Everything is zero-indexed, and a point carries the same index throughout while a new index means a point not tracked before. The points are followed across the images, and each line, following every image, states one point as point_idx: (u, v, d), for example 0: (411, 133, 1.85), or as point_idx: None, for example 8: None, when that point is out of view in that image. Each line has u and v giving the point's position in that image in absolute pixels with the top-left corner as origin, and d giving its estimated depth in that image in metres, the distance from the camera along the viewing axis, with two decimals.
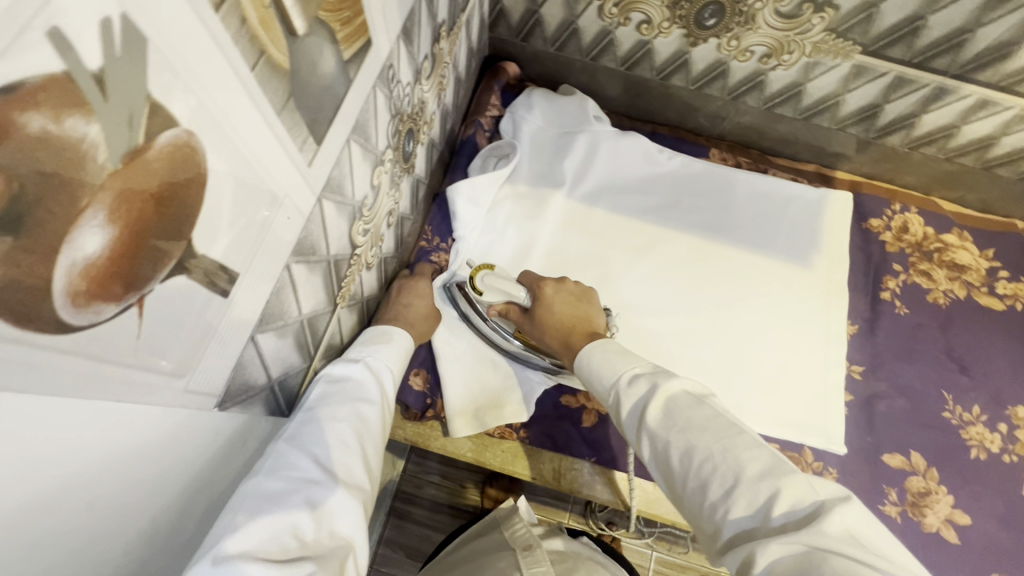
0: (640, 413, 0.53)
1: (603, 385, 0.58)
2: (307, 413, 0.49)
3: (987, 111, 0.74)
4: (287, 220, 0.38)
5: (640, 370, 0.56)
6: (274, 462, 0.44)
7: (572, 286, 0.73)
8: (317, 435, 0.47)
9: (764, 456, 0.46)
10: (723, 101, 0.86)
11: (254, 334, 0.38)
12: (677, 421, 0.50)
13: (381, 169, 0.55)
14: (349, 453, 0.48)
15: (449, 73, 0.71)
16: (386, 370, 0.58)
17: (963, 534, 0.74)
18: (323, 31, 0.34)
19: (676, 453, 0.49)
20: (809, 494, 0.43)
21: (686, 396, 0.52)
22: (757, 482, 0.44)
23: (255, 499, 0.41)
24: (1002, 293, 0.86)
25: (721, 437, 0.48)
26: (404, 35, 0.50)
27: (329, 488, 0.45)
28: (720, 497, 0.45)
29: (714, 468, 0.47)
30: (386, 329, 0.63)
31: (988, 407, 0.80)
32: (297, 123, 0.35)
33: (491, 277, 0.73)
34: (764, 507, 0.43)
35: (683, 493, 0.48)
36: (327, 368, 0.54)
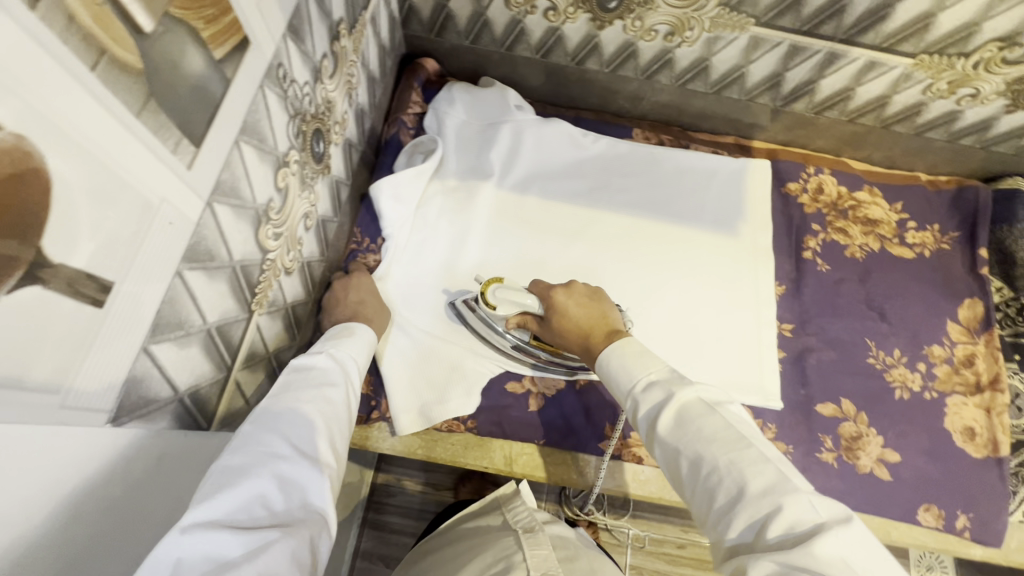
0: (652, 422, 0.53)
1: (621, 388, 0.57)
2: (273, 397, 0.51)
3: (877, 72, 0.79)
4: (171, 226, 0.37)
5: (657, 375, 0.55)
6: (241, 440, 0.46)
7: (582, 288, 0.71)
8: (282, 416, 0.49)
9: (768, 473, 0.45)
10: (639, 81, 0.89)
11: (148, 344, 0.37)
12: (687, 432, 0.50)
13: (286, 171, 0.54)
14: (317, 432, 0.50)
15: (359, 72, 0.71)
16: (353, 362, 0.61)
17: (895, 470, 0.79)
18: (181, 28, 0.34)
19: (686, 462, 0.50)
20: (807, 515, 0.42)
21: (700, 406, 0.51)
22: (760, 497, 0.44)
23: (222, 475, 0.43)
24: (912, 242, 0.92)
25: (728, 451, 0.47)
26: (291, 32, 0.49)
27: (296, 462, 0.47)
28: (724, 508, 0.46)
29: (719, 480, 0.47)
30: (351, 325, 0.65)
31: (907, 350, 0.86)
32: (164, 125, 0.34)
33: (503, 291, 0.71)
34: (764, 522, 0.43)
35: (692, 500, 0.50)
36: (293, 361, 0.57)
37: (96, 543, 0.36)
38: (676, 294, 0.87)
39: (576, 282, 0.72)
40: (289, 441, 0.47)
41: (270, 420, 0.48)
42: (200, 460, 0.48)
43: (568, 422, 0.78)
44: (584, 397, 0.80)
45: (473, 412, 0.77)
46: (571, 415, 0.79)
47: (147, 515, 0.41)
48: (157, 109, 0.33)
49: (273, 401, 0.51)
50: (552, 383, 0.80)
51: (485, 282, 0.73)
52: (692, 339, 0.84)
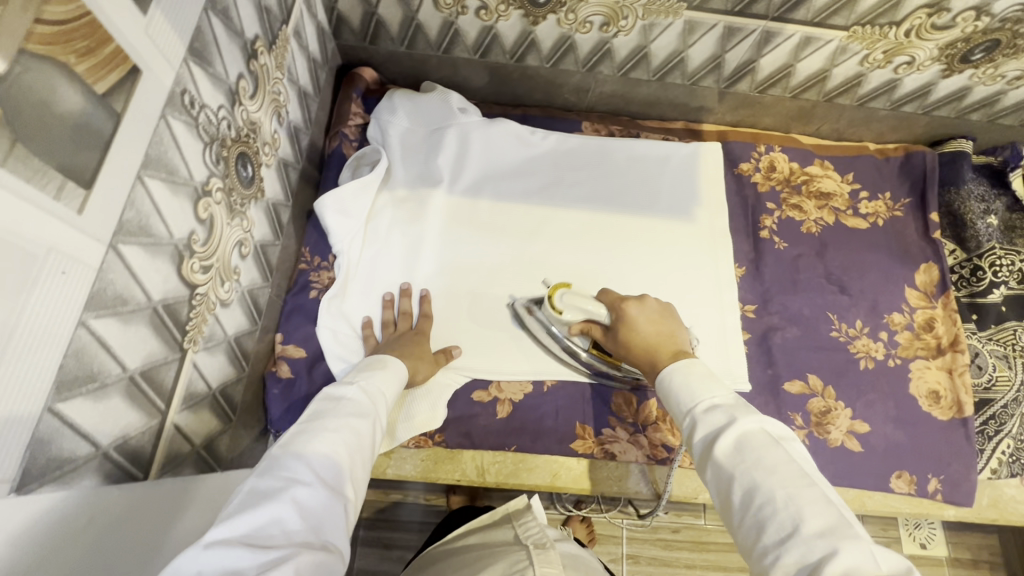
0: (709, 445, 0.50)
1: (680, 410, 0.54)
2: (304, 422, 0.50)
3: (814, 47, 0.78)
4: (64, 274, 0.35)
5: (722, 399, 0.52)
6: (271, 463, 0.45)
7: (653, 305, 0.69)
8: (312, 440, 0.47)
9: (828, 515, 0.42)
10: (581, 74, 0.87)
11: (52, 404, 0.35)
12: (748, 460, 0.46)
13: (208, 201, 0.51)
14: (342, 461, 0.48)
15: (287, 88, 0.69)
16: (383, 393, 0.59)
17: (865, 441, 0.80)
18: (45, 67, 0.32)
19: (737, 490, 0.46)
20: (868, 565, 0.38)
21: (762, 436, 0.48)
22: (814, 538, 0.41)
23: (249, 498, 0.42)
24: (865, 212, 0.92)
25: (787, 485, 0.44)
26: (193, 56, 0.47)
27: (317, 489, 0.44)
28: (774, 543, 0.42)
29: (772, 514, 0.43)
30: (382, 359, 0.65)
31: (869, 320, 0.86)
32: (38, 170, 0.32)
33: (570, 297, 0.71)
34: (817, 563, 0.40)
35: (738, 530, 0.46)
36: (325, 391, 0.55)
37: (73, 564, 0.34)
38: (638, 285, 0.86)
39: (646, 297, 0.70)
40: (313, 466, 0.46)
41: (300, 443, 0.47)
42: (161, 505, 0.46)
43: (538, 425, 0.77)
44: (553, 397, 0.79)
45: (440, 425, 0.75)
46: (542, 417, 0.78)
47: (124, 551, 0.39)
48: (26, 154, 0.31)
49: (303, 424, 0.49)
50: (519, 387, 0.79)
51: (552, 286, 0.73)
52: None
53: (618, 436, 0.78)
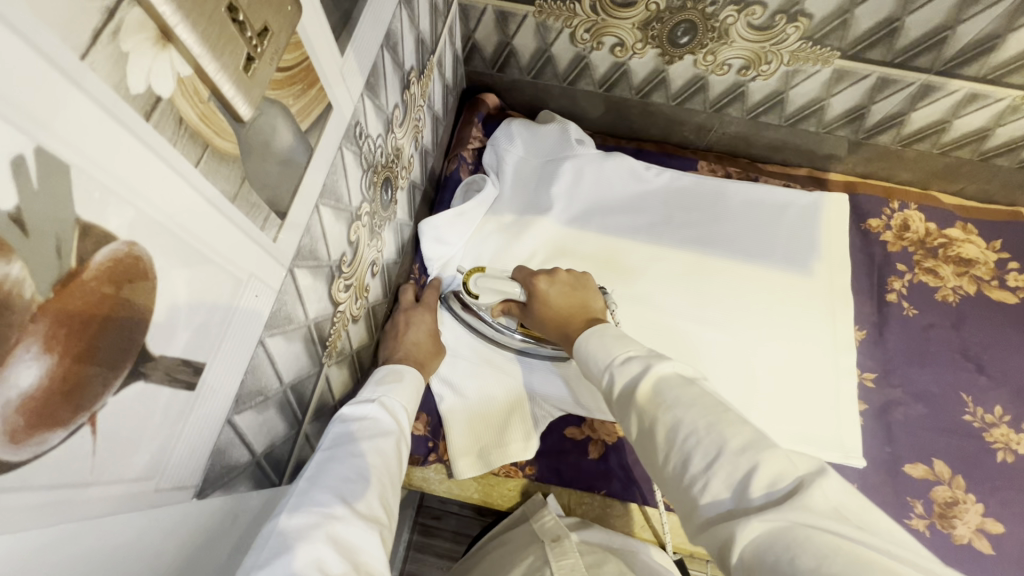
0: (631, 395, 0.47)
1: (596, 366, 0.52)
2: (324, 453, 0.50)
3: (978, 104, 0.72)
4: (255, 298, 0.37)
5: (634, 352, 0.50)
6: (298, 498, 0.45)
7: (566, 275, 0.68)
8: (337, 472, 0.48)
9: (748, 432, 0.40)
10: (707, 114, 0.85)
11: (231, 416, 0.38)
12: (665, 399, 0.44)
13: (358, 224, 0.54)
14: (369, 488, 0.48)
15: (425, 115, 0.71)
16: (400, 411, 0.59)
17: (998, 544, 0.71)
18: (274, 108, 0.34)
19: (662, 429, 0.43)
20: (789, 470, 0.37)
21: (677, 377, 0.46)
22: (738, 455, 0.39)
23: (278, 538, 0.41)
24: (1014, 286, 0.83)
25: (707, 410, 0.42)
26: (368, 90, 0.49)
27: (351, 520, 0.44)
28: (700, 471, 0.39)
29: (696, 441, 0.41)
30: (398, 368, 0.65)
31: (1011, 407, 0.77)
32: (255, 204, 0.34)
33: (484, 279, 0.75)
34: (744, 483, 0.37)
35: (666, 472, 0.42)
36: (342, 413, 0.56)
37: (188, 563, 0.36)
38: (746, 338, 0.81)
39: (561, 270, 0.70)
40: (343, 497, 0.46)
41: (324, 477, 0.47)
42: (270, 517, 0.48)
43: (628, 471, 0.75)
44: None
45: (530, 458, 0.74)
46: (632, 463, 0.75)
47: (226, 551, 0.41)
48: (250, 190, 0.34)
49: (326, 454, 0.50)
50: (613, 429, 0.77)
51: (467, 271, 0.77)
52: (763, 384, 0.78)
53: None
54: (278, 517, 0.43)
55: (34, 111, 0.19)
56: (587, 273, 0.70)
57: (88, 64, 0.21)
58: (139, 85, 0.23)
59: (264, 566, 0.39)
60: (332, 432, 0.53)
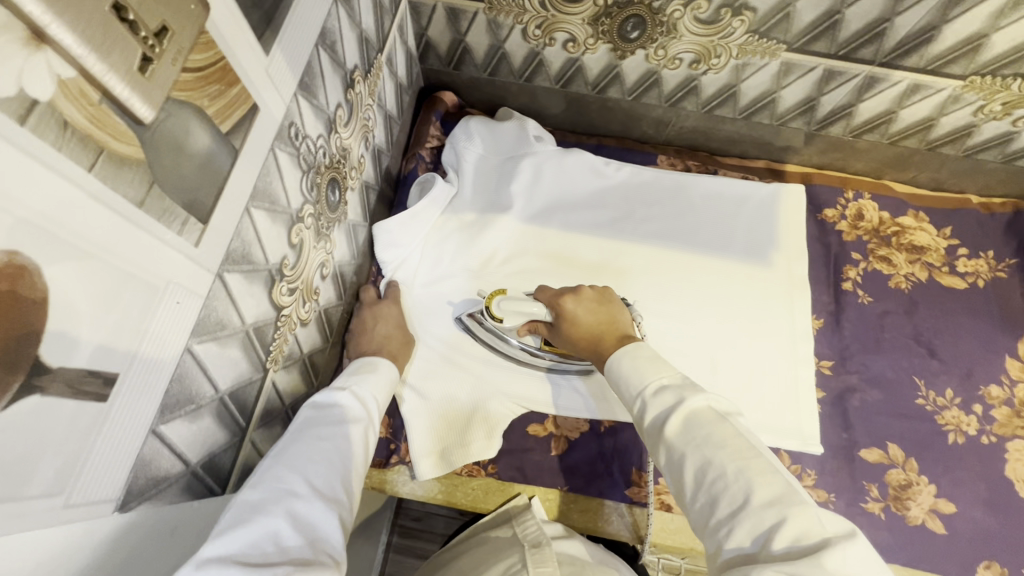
0: (659, 428, 0.47)
1: (628, 391, 0.52)
2: (292, 434, 0.51)
3: (921, 94, 0.74)
4: (177, 304, 0.36)
5: (668, 379, 0.50)
6: (261, 474, 0.46)
7: (590, 292, 0.68)
8: (302, 452, 0.49)
9: (778, 484, 0.41)
10: (663, 108, 0.85)
11: (156, 426, 0.37)
12: (695, 438, 0.45)
13: (300, 226, 0.53)
14: (335, 470, 0.49)
15: (375, 114, 0.70)
16: (374, 398, 0.59)
17: (950, 523, 0.73)
18: (185, 111, 0.33)
19: (690, 467, 0.44)
20: (815, 527, 0.38)
21: (709, 413, 0.46)
22: (764, 508, 0.40)
23: (239, 513, 0.42)
24: (964, 271, 0.85)
25: (738, 458, 0.42)
26: (303, 90, 0.49)
27: (311, 500, 0.45)
28: (725, 518, 0.41)
29: (724, 487, 0.42)
30: (373, 359, 0.64)
31: (961, 389, 0.79)
32: (169, 209, 0.33)
33: (508, 302, 0.72)
34: (767, 534, 0.39)
35: (691, 509, 0.44)
36: (314, 399, 0.56)
37: None
38: (706, 330, 0.82)
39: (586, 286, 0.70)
40: (305, 477, 0.46)
41: (289, 455, 0.48)
42: (212, 525, 0.47)
43: (592, 466, 0.75)
44: (609, 439, 0.76)
45: (494, 456, 0.74)
46: (595, 459, 0.76)
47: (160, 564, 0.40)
48: (160, 194, 0.33)
49: (295, 435, 0.51)
50: (575, 424, 0.77)
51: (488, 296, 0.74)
52: (723, 375, 0.79)
53: None
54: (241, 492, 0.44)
55: None
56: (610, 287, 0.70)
57: None
58: (8, 86, 0.22)
59: (222, 537, 0.40)
60: (303, 413, 0.54)
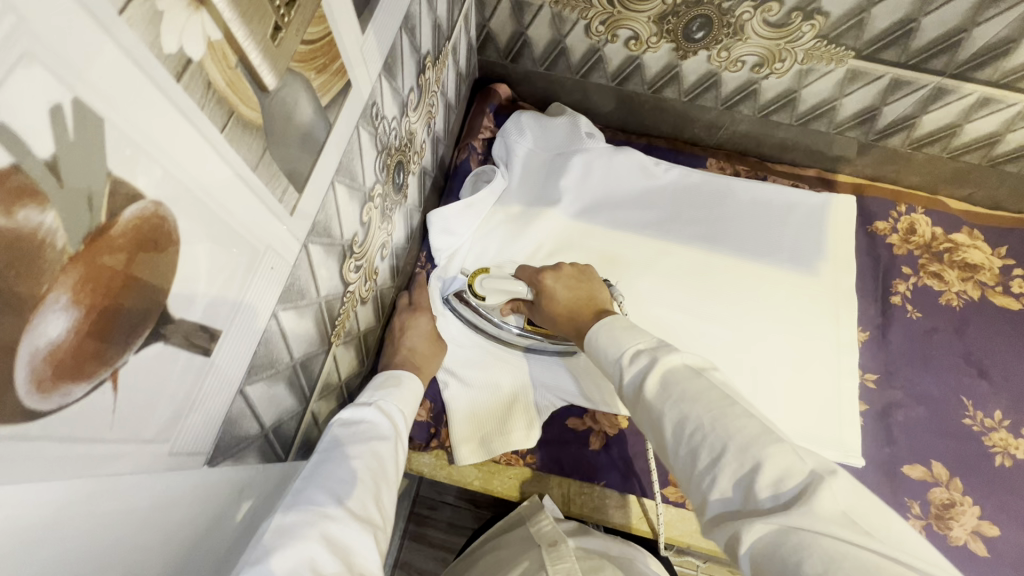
0: (637, 388, 0.47)
1: (608, 362, 0.51)
2: (321, 454, 0.50)
3: (990, 108, 0.72)
4: (270, 271, 0.37)
5: (643, 343, 0.49)
6: (294, 496, 0.45)
7: (569, 267, 0.69)
8: (333, 473, 0.48)
9: (755, 427, 0.40)
10: (718, 111, 0.85)
11: (243, 386, 0.38)
12: (671, 393, 0.44)
13: (370, 205, 0.54)
14: (364, 489, 0.48)
15: (438, 101, 0.71)
16: (399, 417, 0.59)
17: (993, 546, 0.71)
18: (297, 81, 0.34)
19: (669, 424, 0.43)
20: (796, 465, 0.38)
21: (683, 368, 0.46)
22: (744, 451, 0.39)
23: (274, 536, 0.41)
24: (1018, 292, 0.84)
25: (711, 407, 0.42)
26: (385, 71, 0.50)
27: (346, 521, 0.44)
28: (707, 468, 0.40)
29: (703, 438, 0.41)
30: (397, 372, 0.65)
31: (1010, 412, 0.78)
32: (275, 175, 0.35)
33: (490, 281, 0.70)
34: (750, 481, 0.38)
35: (674, 463, 0.43)
36: (338, 417, 0.56)
37: (197, 535, 0.37)
38: (750, 335, 0.81)
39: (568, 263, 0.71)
40: (338, 497, 0.46)
41: (319, 476, 0.47)
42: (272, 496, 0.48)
43: (628, 463, 0.76)
44: None
45: (531, 447, 0.75)
46: (631, 456, 0.76)
47: (229, 523, 0.41)
48: (270, 160, 0.34)
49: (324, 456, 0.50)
50: (614, 421, 0.77)
51: (473, 273, 0.73)
52: (766, 382, 0.79)
53: None
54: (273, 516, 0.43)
55: (66, 56, 0.19)
56: (590, 264, 0.71)
57: (125, 19, 0.21)
58: (172, 44, 0.23)
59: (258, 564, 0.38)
60: (329, 433, 0.53)
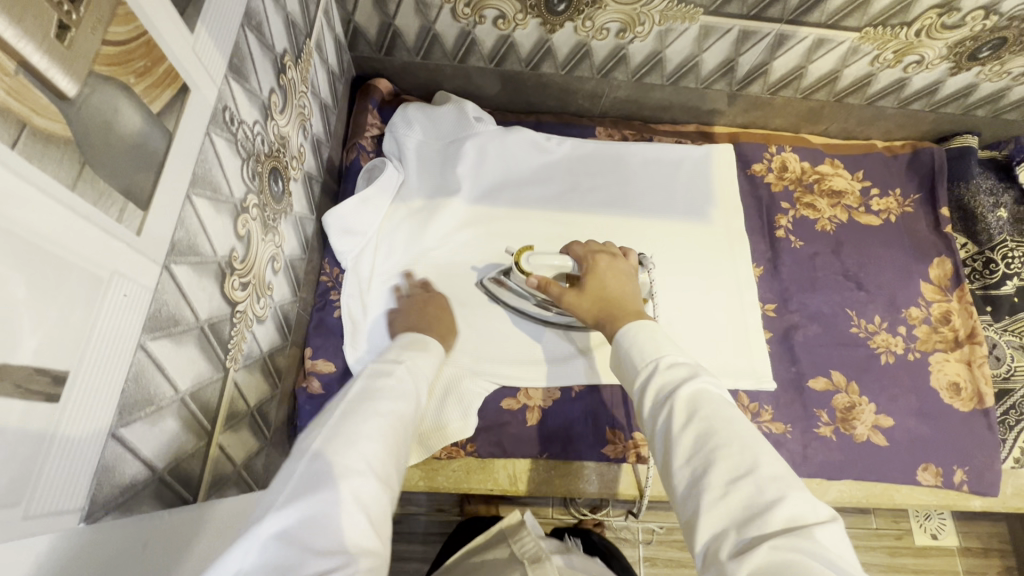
0: (661, 400, 0.45)
1: (637, 362, 0.50)
2: (349, 404, 0.45)
3: (825, 48, 0.80)
4: (125, 298, 0.34)
5: (682, 359, 0.49)
6: (321, 444, 0.41)
7: (623, 266, 0.68)
8: (360, 426, 0.43)
9: (780, 467, 0.39)
10: (596, 80, 0.88)
11: (116, 431, 0.35)
12: (700, 411, 0.43)
13: (245, 217, 0.51)
14: (389, 452, 0.44)
15: (310, 102, 0.68)
16: (422, 379, 0.55)
17: (890, 435, 0.80)
18: (110, 86, 0.31)
19: (686, 439, 0.42)
20: (807, 512, 0.36)
21: (716, 392, 0.45)
22: (765, 483, 0.37)
23: (301, 482, 0.38)
24: (877, 209, 0.94)
25: (741, 435, 0.40)
26: (233, 73, 0.47)
27: (369, 483, 0.40)
28: (722, 485, 0.38)
29: (723, 455, 0.39)
30: (421, 338, 0.62)
31: (887, 315, 0.87)
32: (104, 193, 0.32)
33: (535, 258, 0.71)
34: (760, 510, 0.36)
35: (676, 476, 0.42)
36: (367, 370, 0.51)
37: None
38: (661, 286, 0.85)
39: (619, 257, 0.70)
40: (365, 455, 0.41)
41: (348, 429, 0.42)
42: None
43: (567, 431, 0.77)
44: (580, 402, 0.78)
45: (470, 435, 0.74)
46: (570, 423, 0.77)
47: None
48: (94, 177, 0.31)
49: (352, 405, 0.45)
50: (547, 393, 0.78)
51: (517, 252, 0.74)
52: (681, 327, 0.83)
53: (647, 438, 0.77)
54: (298, 465, 0.39)
55: None
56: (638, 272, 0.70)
57: None
58: None
59: (285, 507, 0.36)
60: (361, 383, 0.49)
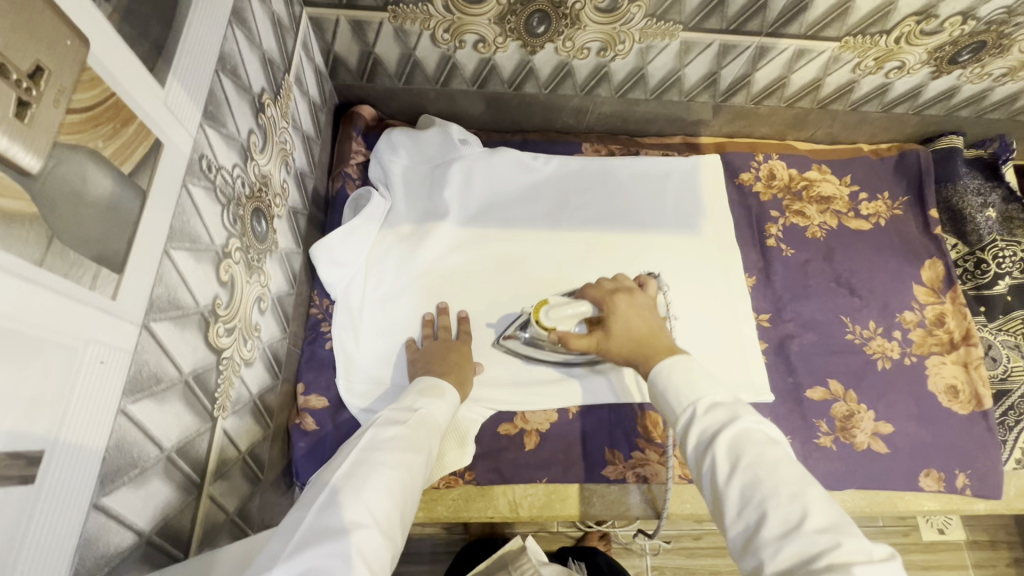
0: (704, 446, 0.45)
1: (675, 403, 0.49)
2: (361, 452, 0.45)
3: (806, 58, 0.80)
4: (101, 365, 0.33)
5: (721, 397, 0.48)
6: (329, 495, 0.41)
7: (642, 299, 0.69)
8: (368, 477, 0.43)
9: (833, 514, 0.38)
10: (579, 97, 0.88)
11: (97, 500, 0.34)
12: (745, 457, 0.42)
13: (228, 263, 0.50)
14: (397, 503, 0.43)
15: (292, 136, 0.68)
16: (437, 425, 0.55)
17: (890, 442, 0.80)
18: (77, 154, 0.31)
19: (735, 489, 0.42)
20: (861, 558, 0.35)
21: (762, 434, 0.44)
22: (817, 534, 0.37)
23: (307, 535, 0.38)
24: (866, 213, 0.94)
25: (791, 482, 0.40)
26: (208, 120, 0.46)
27: (373, 535, 0.40)
28: (774, 537, 0.38)
29: (773, 506, 0.39)
30: (438, 382, 0.61)
31: (881, 320, 0.87)
32: (73, 263, 0.31)
33: (554, 310, 0.70)
34: (814, 560, 0.36)
35: (730, 525, 0.42)
36: (383, 415, 0.51)
37: None
38: None
39: (636, 292, 0.70)
40: (370, 506, 0.41)
41: (356, 479, 0.43)
42: None
43: (566, 454, 0.77)
44: (578, 424, 0.78)
45: (468, 463, 0.73)
46: (569, 445, 0.77)
47: None
48: (62, 248, 0.30)
49: (363, 453, 0.45)
50: (545, 416, 0.78)
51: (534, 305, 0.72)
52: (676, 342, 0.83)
53: (648, 457, 0.77)
54: (308, 516, 0.40)
55: None
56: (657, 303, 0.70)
57: None
58: None
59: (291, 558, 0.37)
60: (373, 430, 0.48)
